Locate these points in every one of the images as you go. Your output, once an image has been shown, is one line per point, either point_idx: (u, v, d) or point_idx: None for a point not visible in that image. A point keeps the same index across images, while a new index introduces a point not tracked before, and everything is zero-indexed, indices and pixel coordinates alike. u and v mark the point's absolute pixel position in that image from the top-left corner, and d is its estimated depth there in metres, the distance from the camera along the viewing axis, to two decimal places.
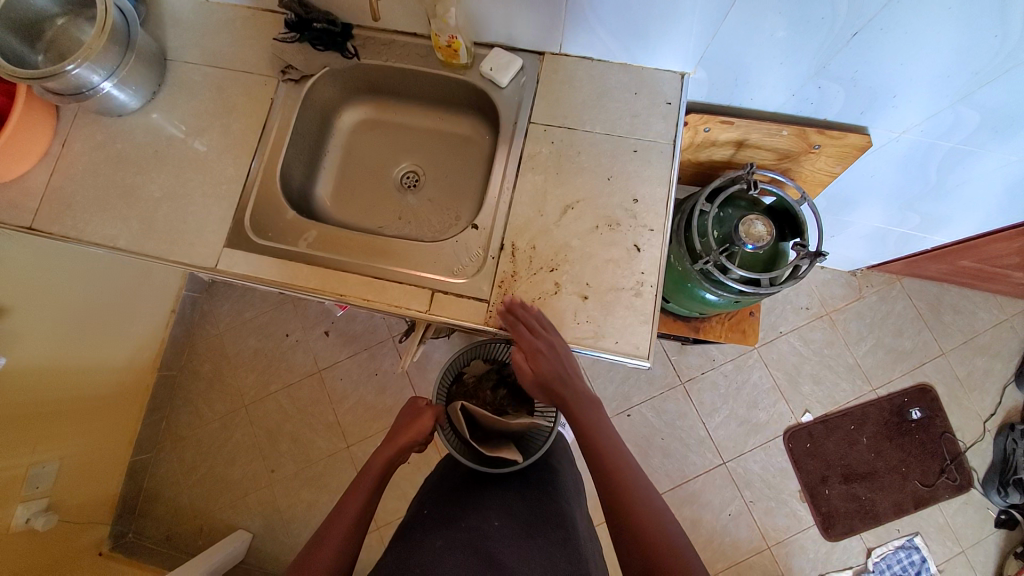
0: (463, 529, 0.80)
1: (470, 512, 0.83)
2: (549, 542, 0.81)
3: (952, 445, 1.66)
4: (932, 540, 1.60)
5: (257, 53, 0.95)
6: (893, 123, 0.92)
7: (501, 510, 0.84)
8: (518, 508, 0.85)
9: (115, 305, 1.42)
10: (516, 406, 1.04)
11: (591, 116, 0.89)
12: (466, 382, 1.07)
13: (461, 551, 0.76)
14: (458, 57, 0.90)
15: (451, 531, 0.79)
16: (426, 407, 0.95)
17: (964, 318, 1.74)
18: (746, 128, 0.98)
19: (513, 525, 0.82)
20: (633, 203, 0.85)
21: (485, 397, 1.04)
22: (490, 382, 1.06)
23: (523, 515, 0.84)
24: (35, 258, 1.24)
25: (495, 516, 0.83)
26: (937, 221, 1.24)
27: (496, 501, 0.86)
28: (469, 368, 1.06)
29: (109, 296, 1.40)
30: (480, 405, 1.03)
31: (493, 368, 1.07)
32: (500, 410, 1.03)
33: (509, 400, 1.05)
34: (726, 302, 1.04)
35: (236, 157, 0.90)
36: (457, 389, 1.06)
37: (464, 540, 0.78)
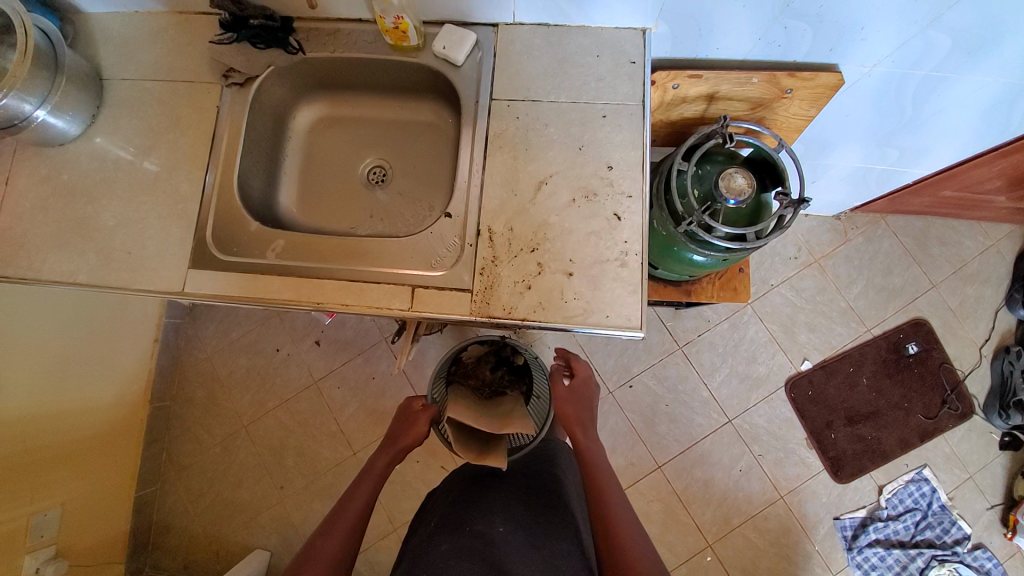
0: (468, 533, 0.82)
1: (476, 516, 0.85)
2: (557, 552, 0.82)
3: (951, 374, 1.68)
4: (940, 471, 1.63)
5: (196, 59, 0.89)
6: (863, 58, 0.90)
7: (506, 516, 0.86)
8: (523, 515, 0.87)
9: (97, 341, 1.37)
10: (513, 385, 1.10)
11: (553, 85, 0.85)
12: (464, 363, 1.11)
13: (467, 556, 0.78)
14: (408, 38, 0.85)
15: (456, 535, 0.82)
16: (422, 411, 0.97)
17: (950, 249, 1.74)
18: (716, 79, 0.94)
19: (521, 533, 0.84)
20: (607, 170, 0.82)
21: (484, 377, 1.10)
22: (488, 363, 1.11)
23: (526, 523, 0.86)
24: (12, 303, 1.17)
25: (500, 521, 0.84)
26: (916, 153, 1.23)
27: (500, 506, 0.87)
28: (467, 351, 1.11)
29: (88, 333, 1.35)
30: (478, 384, 1.09)
31: (489, 350, 1.12)
32: (496, 389, 1.08)
33: (508, 378, 1.11)
34: (715, 263, 1.03)
35: (190, 173, 0.86)
36: (455, 369, 1.10)
37: (472, 546, 0.80)
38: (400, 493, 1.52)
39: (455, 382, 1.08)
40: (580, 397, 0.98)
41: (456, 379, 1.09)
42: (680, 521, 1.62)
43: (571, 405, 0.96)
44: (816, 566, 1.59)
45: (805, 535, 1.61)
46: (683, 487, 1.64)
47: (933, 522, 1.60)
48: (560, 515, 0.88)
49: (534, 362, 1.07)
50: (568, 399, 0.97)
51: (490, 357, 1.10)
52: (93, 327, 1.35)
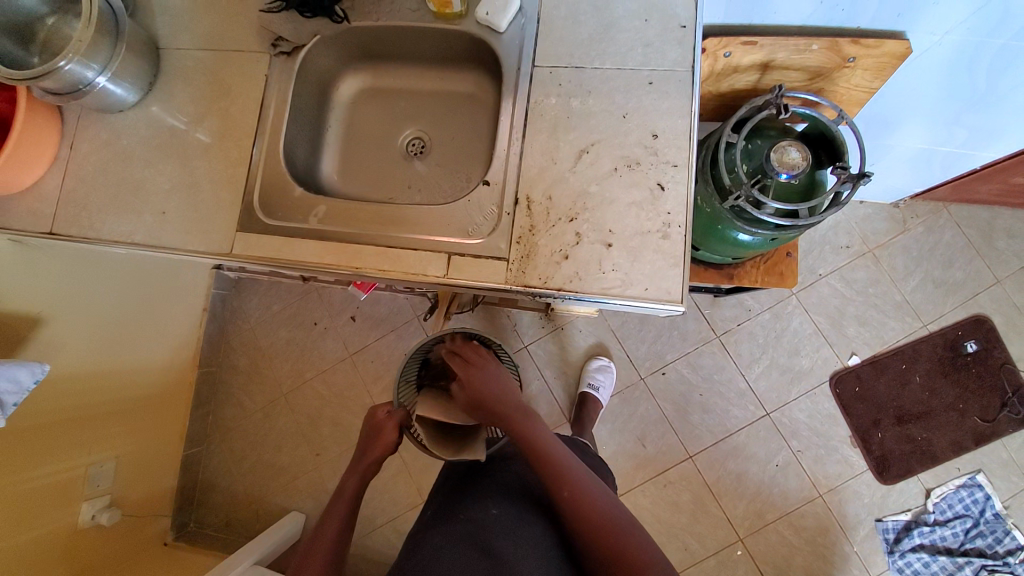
0: (461, 521, 0.83)
1: (469, 504, 0.85)
2: (549, 532, 0.83)
3: (1014, 376, 1.57)
4: (995, 478, 1.55)
5: (246, 29, 0.91)
6: (935, 24, 0.83)
7: (499, 498, 0.86)
8: (517, 495, 0.87)
9: (153, 307, 1.44)
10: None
11: (599, 51, 0.83)
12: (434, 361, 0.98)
13: (460, 544, 0.79)
14: (452, 4, 0.84)
15: (449, 526, 0.83)
16: (387, 420, 0.94)
17: (1021, 241, 1.61)
18: (772, 46, 0.88)
19: (515, 513, 0.84)
20: (653, 139, 0.79)
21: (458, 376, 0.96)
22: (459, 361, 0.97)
23: (522, 505, 0.86)
24: (78, 266, 1.24)
25: (493, 504, 0.85)
26: (990, 134, 1.13)
27: (494, 490, 0.87)
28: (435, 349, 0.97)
29: (146, 299, 1.42)
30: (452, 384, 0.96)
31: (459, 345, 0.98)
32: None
33: None
34: (761, 243, 0.99)
35: (238, 140, 0.88)
36: (426, 372, 0.98)
37: (465, 533, 0.81)
38: (429, 467, 1.55)
39: (426, 385, 0.97)
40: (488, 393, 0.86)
41: (427, 382, 0.97)
42: (710, 513, 1.58)
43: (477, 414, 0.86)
44: (853, 567, 1.54)
45: (842, 535, 1.55)
46: (714, 478, 1.59)
47: (984, 531, 1.53)
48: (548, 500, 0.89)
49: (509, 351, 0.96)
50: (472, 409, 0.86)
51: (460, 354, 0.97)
52: (149, 292, 1.42)
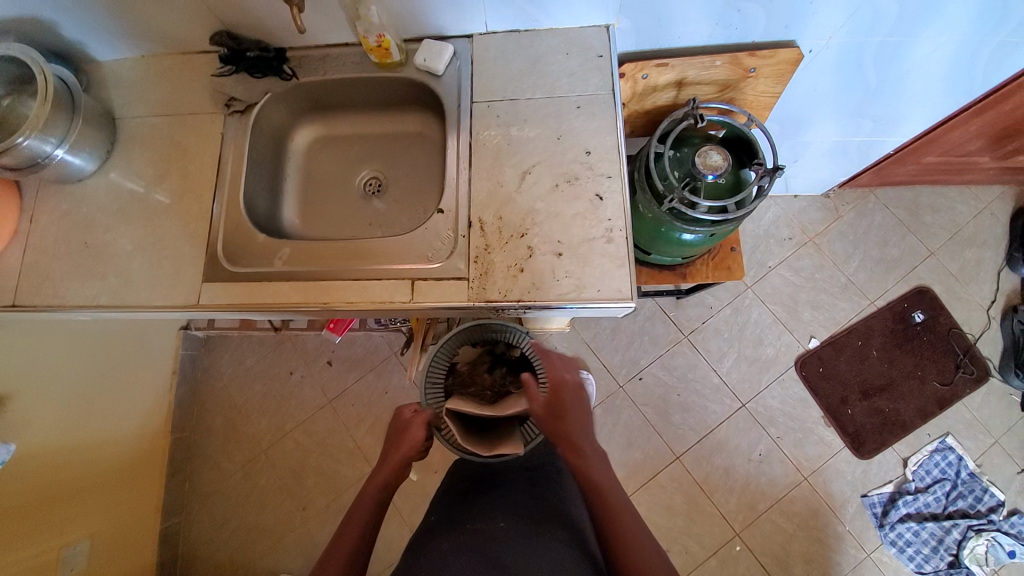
0: (468, 531, 0.84)
1: (476, 516, 0.87)
2: (557, 540, 0.84)
3: (962, 339, 1.69)
4: (963, 438, 1.63)
5: (199, 93, 0.97)
6: (818, 32, 0.95)
7: (505, 511, 0.88)
8: (522, 508, 0.89)
9: (121, 374, 1.43)
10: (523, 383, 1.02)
11: (529, 83, 0.91)
12: (462, 370, 1.04)
13: (468, 552, 0.79)
14: (391, 55, 0.92)
15: (456, 534, 0.83)
16: (414, 416, 0.93)
17: (943, 215, 1.77)
18: (682, 66, 0.99)
19: (521, 523, 0.85)
20: (587, 155, 0.87)
21: (485, 381, 1.02)
22: (485, 366, 1.04)
23: (528, 517, 0.87)
24: (42, 337, 1.24)
25: (500, 517, 0.86)
26: (889, 121, 1.27)
27: (499, 504, 0.90)
28: (459, 356, 1.04)
29: (113, 367, 1.41)
30: (479, 390, 1.01)
31: (484, 351, 1.04)
32: (500, 389, 1.02)
33: (509, 376, 1.04)
34: (704, 239, 1.07)
35: (199, 196, 0.92)
36: (453, 380, 1.02)
37: (471, 541, 0.81)
38: (421, 504, 1.53)
39: (455, 392, 1.00)
40: (564, 406, 0.88)
41: (456, 389, 1.01)
42: (705, 512, 1.60)
43: (553, 422, 0.87)
44: (848, 545, 1.58)
45: (833, 515, 1.60)
46: (704, 476, 1.62)
47: (964, 492, 1.60)
48: (555, 511, 0.90)
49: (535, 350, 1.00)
50: (549, 419, 0.87)
51: (485, 359, 1.03)
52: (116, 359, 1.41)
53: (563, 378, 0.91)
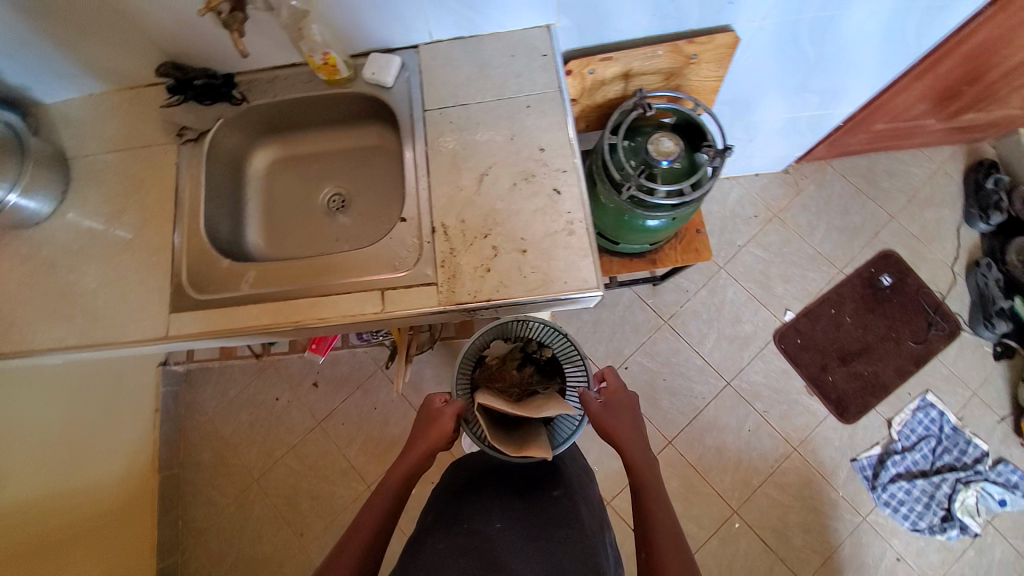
0: (464, 531, 0.83)
1: (472, 515, 0.86)
2: (553, 539, 0.83)
3: (930, 297, 1.74)
4: (943, 394, 1.68)
5: (152, 125, 0.97)
6: (751, 14, 0.99)
7: (501, 512, 0.87)
8: (517, 508, 0.88)
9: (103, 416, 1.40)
10: (550, 384, 1.12)
11: (478, 87, 0.93)
12: (490, 365, 1.13)
13: (464, 553, 0.79)
14: (339, 71, 0.94)
15: (453, 534, 0.83)
16: (445, 407, 0.93)
17: (900, 179, 1.84)
18: (626, 58, 1.02)
19: (517, 524, 0.85)
20: (541, 152, 0.89)
21: (512, 377, 1.12)
22: (514, 363, 1.14)
23: (524, 517, 0.86)
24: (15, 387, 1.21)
25: (496, 518, 0.86)
26: (834, 93, 1.32)
27: (495, 504, 0.89)
28: (491, 351, 1.13)
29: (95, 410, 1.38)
30: (506, 385, 1.10)
31: (514, 349, 1.15)
32: (525, 388, 1.10)
33: (536, 377, 1.14)
34: (668, 224, 1.09)
35: (159, 227, 0.92)
36: (481, 373, 1.11)
37: (468, 543, 0.81)
38: None
39: (482, 384, 1.09)
40: (616, 410, 0.93)
41: (484, 381, 1.09)
42: (702, 493, 1.62)
43: (606, 419, 0.92)
44: (844, 511, 1.61)
45: (826, 483, 1.63)
46: (697, 458, 1.65)
47: (949, 446, 1.64)
48: (553, 507, 0.90)
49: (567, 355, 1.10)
50: (602, 415, 0.93)
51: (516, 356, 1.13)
52: (93, 403, 1.38)
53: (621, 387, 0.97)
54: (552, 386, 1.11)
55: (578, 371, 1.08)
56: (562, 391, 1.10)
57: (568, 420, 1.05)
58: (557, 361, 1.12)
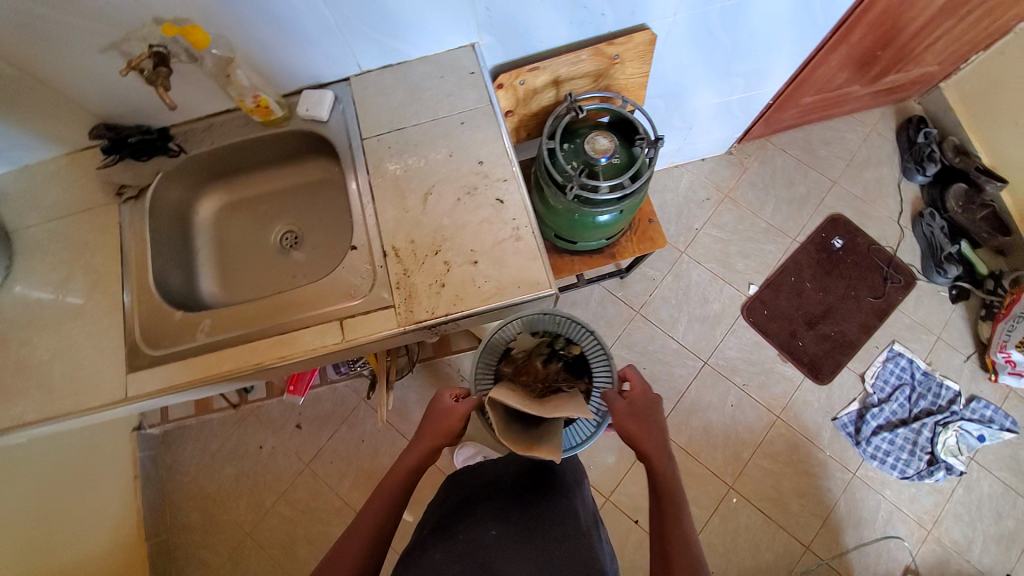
0: (461, 541, 0.82)
1: (467, 524, 0.85)
2: (550, 542, 0.83)
3: (882, 252, 1.83)
4: (909, 342, 1.75)
5: (90, 188, 0.97)
6: (662, 12, 1.04)
7: (497, 519, 0.86)
8: (512, 513, 0.87)
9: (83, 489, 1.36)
10: (576, 381, 1.15)
11: (412, 111, 0.96)
12: (516, 358, 1.15)
13: (461, 563, 0.78)
14: (273, 112, 0.96)
15: (449, 543, 0.81)
16: (456, 403, 0.94)
17: (836, 146, 1.93)
18: (553, 66, 1.07)
19: (512, 531, 0.83)
20: (480, 165, 0.92)
21: (538, 372, 1.14)
22: (542, 359, 1.16)
23: (519, 522, 0.86)
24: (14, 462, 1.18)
25: (492, 525, 0.84)
26: (757, 74, 1.39)
27: (490, 511, 0.88)
28: (519, 345, 1.15)
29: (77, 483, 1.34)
30: (532, 379, 1.12)
31: (543, 344, 1.17)
32: (549, 385, 1.11)
33: (562, 374, 1.16)
34: (618, 217, 1.12)
35: (109, 289, 0.91)
36: (506, 366, 1.14)
37: (462, 550, 0.80)
38: None
39: (507, 376, 1.11)
40: (640, 412, 0.92)
41: (509, 373, 1.12)
42: (697, 474, 1.65)
43: (630, 422, 0.91)
44: (834, 470, 1.66)
45: (813, 445, 1.67)
46: (687, 440, 1.67)
47: (923, 391, 1.71)
48: (548, 509, 0.90)
49: (595, 355, 1.13)
50: (626, 417, 0.92)
51: (544, 352, 1.15)
52: (73, 478, 1.34)
53: (645, 391, 0.95)
54: (578, 385, 1.14)
55: (604, 372, 1.12)
56: (587, 391, 1.13)
57: (590, 420, 1.11)
58: (585, 359, 1.15)
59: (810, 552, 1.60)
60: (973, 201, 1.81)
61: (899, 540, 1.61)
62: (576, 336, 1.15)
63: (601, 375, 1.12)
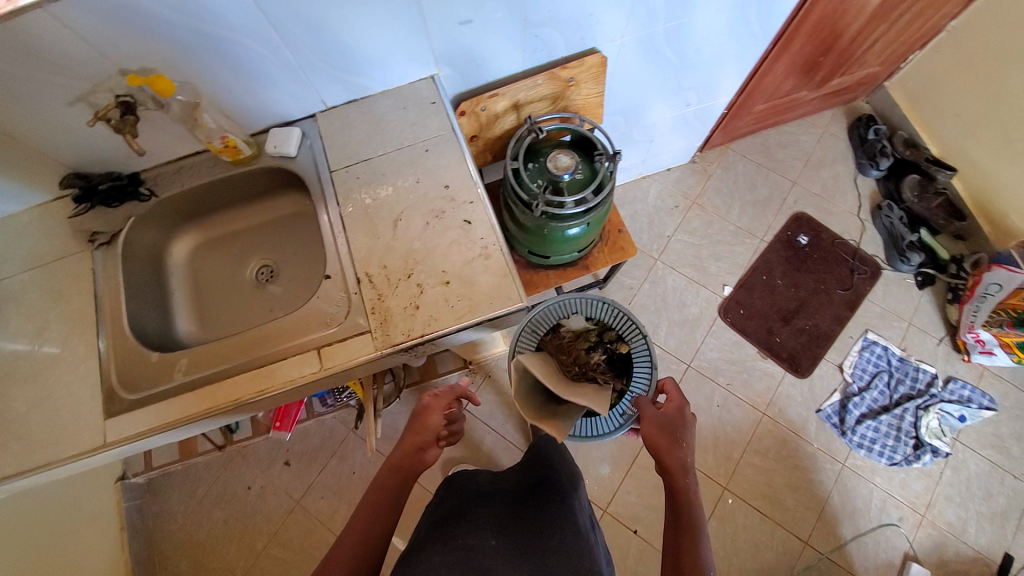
0: (459, 546, 0.76)
1: (464, 533, 0.79)
2: (549, 547, 0.82)
3: (846, 246, 1.90)
4: (881, 330, 1.81)
5: (61, 237, 0.97)
6: (610, 36, 1.11)
7: (495, 531, 0.81)
8: (509, 526, 0.83)
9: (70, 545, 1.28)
10: (614, 378, 1.17)
11: (378, 141, 1.00)
12: (564, 336, 1.19)
13: (460, 567, 0.72)
14: (242, 151, 0.99)
15: (446, 548, 0.75)
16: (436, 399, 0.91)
17: (793, 148, 2.02)
18: (511, 91, 1.12)
19: (511, 543, 0.79)
20: (446, 189, 0.95)
21: (582, 356, 1.17)
22: (588, 346, 1.19)
23: (517, 534, 0.82)
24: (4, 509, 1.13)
25: (490, 536, 0.79)
26: (707, 87, 1.47)
27: (487, 522, 0.83)
28: (570, 324, 1.20)
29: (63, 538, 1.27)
30: (573, 359, 1.16)
31: (593, 331, 1.20)
32: (586, 372, 1.15)
33: (604, 366, 1.18)
34: (586, 229, 1.16)
35: (84, 336, 0.91)
36: (552, 340, 1.19)
37: (460, 556, 0.74)
38: None
39: (552, 349, 1.17)
40: (668, 425, 0.88)
41: (553, 347, 1.17)
42: None
43: (656, 432, 0.87)
44: (824, 461, 1.68)
45: (801, 439, 1.70)
46: None
47: (901, 376, 1.76)
48: (546, 516, 0.89)
49: (642, 359, 1.14)
50: (652, 427, 0.88)
51: (591, 340, 1.19)
52: (65, 530, 1.28)
53: (680, 408, 0.90)
54: (615, 381, 1.16)
55: (644, 379, 1.12)
56: (621, 391, 1.15)
57: (614, 418, 1.13)
58: (629, 361, 1.16)
59: (810, 547, 1.60)
60: (927, 190, 1.90)
61: (895, 527, 1.62)
62: (626, 334, 1.17)
63: (641, 381, 1.12)
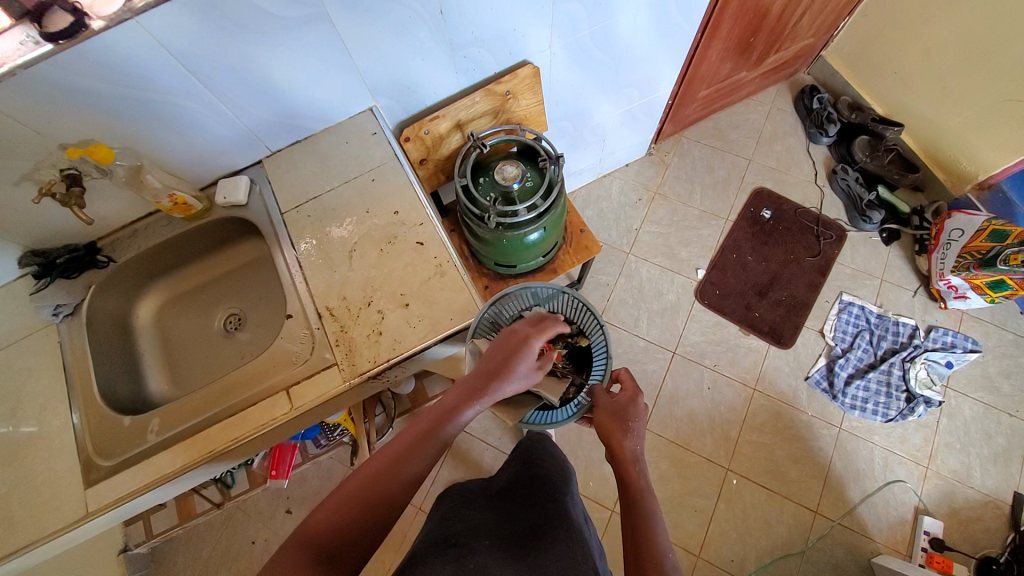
0: (454, 546, 0.74)
1: (459, 534, 0.77)
2: (545, 544, 0.79)
3: (809, 214, 1.94)
4: (856, 291, 1.84)
5: (24, 314, 0.98)
6: (538, 46, 1.15)
7: (489, 533, 0.80)
8: (503, 527, 0.82)
9: None
10: (573, 371, 1.08)
11: (325, 177, 1.02)
12: None
13: (455, 564, 0.69)
14: (192, 206, 1.01)
15: (439, 548, 0.73)
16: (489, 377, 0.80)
17: (743, 128, 2.08)
18: (451, 112, 1.15)
19: (505, 545, 0.77)
20: (396, 214, 0.97)
21: None
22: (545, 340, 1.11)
23: (511, 535, 0.80)
24: None
25: (484, 537, 0.78)
26: (647, 81, 1.52)
27: (481, 523, 0.82)
28: None
29: None
30: None
31: None
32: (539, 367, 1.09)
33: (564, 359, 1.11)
34: (545, 234, 1.19)
35: (57, 409, 0.91)
36: None
37: (454, 555, 0.71)
38: None
39: None
40: (620, 413, 0.90)
41: None
42: (693, 464, 1.66)
43: (609, 419, 0.89)
44: (820, 428, 1.69)
45: (794, 409, 1.71)
46: (674, 433, 1.69)
47: (882, 332, 1.78)
48: (541, 514, 0.87)
49: (598, 351, 1.05)
50: (606, 415, 0.90)
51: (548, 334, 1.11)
52: None
53: (634, 400, 0.92)
54: (575, 376, 1.07)
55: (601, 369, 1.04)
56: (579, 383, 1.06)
57: (568, 408, 1.02)
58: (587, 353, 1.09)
59: (821, 516, 1.60)
60: (878, 149, 1.94)
61: (902, 483, 1.63)
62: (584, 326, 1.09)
63: (597, 372, 1.04)
